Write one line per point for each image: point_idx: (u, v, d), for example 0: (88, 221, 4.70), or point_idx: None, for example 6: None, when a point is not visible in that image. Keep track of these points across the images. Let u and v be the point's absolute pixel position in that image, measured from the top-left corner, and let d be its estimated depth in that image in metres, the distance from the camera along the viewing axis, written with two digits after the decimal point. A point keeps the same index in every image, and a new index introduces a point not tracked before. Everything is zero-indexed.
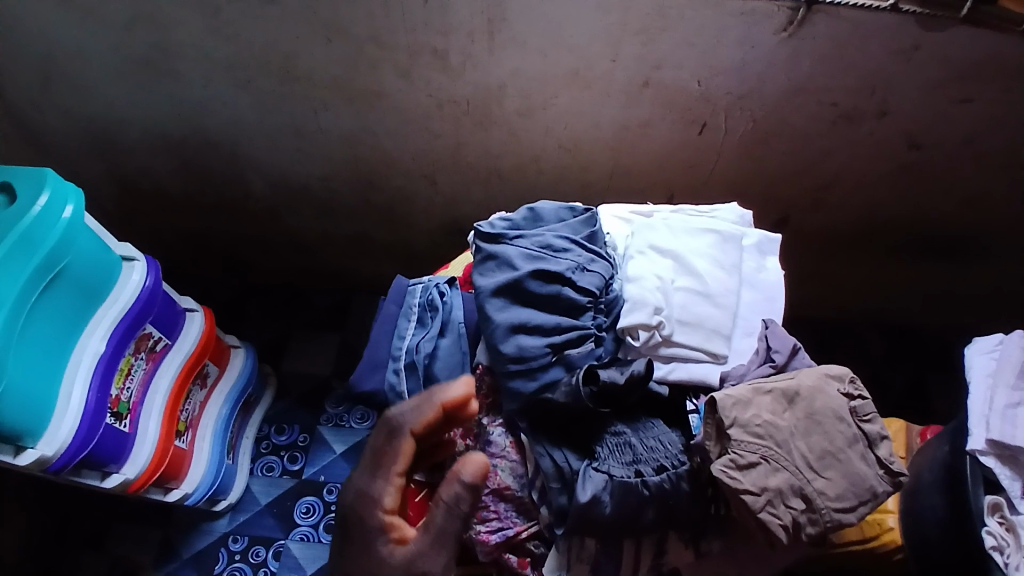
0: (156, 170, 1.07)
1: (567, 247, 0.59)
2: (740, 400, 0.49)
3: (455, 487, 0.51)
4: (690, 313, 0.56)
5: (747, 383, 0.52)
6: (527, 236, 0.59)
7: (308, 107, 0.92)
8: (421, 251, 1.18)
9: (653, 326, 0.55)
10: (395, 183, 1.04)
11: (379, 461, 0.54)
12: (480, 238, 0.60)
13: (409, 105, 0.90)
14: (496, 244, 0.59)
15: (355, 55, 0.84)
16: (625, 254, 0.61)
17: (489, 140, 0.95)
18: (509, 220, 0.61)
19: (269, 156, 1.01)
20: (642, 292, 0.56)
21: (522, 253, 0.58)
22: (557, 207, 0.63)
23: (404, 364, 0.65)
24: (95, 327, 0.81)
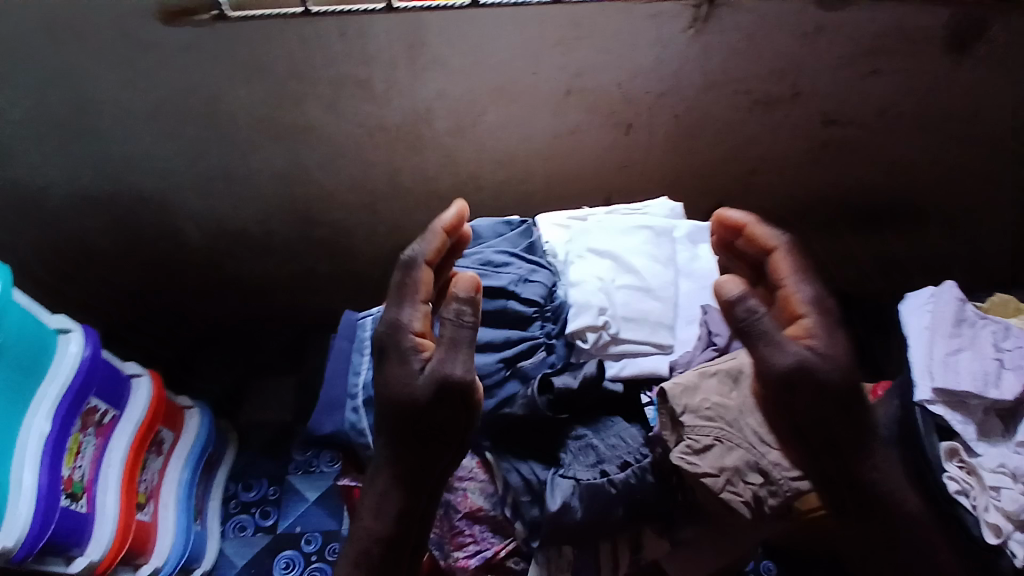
0: (85, 232, 1.03)
1: (507, 261, 0.59)
2: (686, 387, 0.51)
3: (456, 304, 0.50)
4: (633, 309, 0.57)
5: (694, 369, 0.54)
6: (466, 256, 0.60)
7: (236, 150, 0.91)
8: (372, 283, 1.17)
9: (599, 326, 0.56)
10: (337, 218, 1.03)
11: (399, 293, 0.54)
12: None
13: (339, 138, 0.90)
14: None
15: (279, 94, 0.84)
16: (564, 260, 0.62)
17: (424, 164, 0.95)
18: None
19: (203, 204, 0.99)
20: (584, 295, 0.57)
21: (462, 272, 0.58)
22: (493, 223, 0.63)
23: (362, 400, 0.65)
24: (37, 406, 0.77)
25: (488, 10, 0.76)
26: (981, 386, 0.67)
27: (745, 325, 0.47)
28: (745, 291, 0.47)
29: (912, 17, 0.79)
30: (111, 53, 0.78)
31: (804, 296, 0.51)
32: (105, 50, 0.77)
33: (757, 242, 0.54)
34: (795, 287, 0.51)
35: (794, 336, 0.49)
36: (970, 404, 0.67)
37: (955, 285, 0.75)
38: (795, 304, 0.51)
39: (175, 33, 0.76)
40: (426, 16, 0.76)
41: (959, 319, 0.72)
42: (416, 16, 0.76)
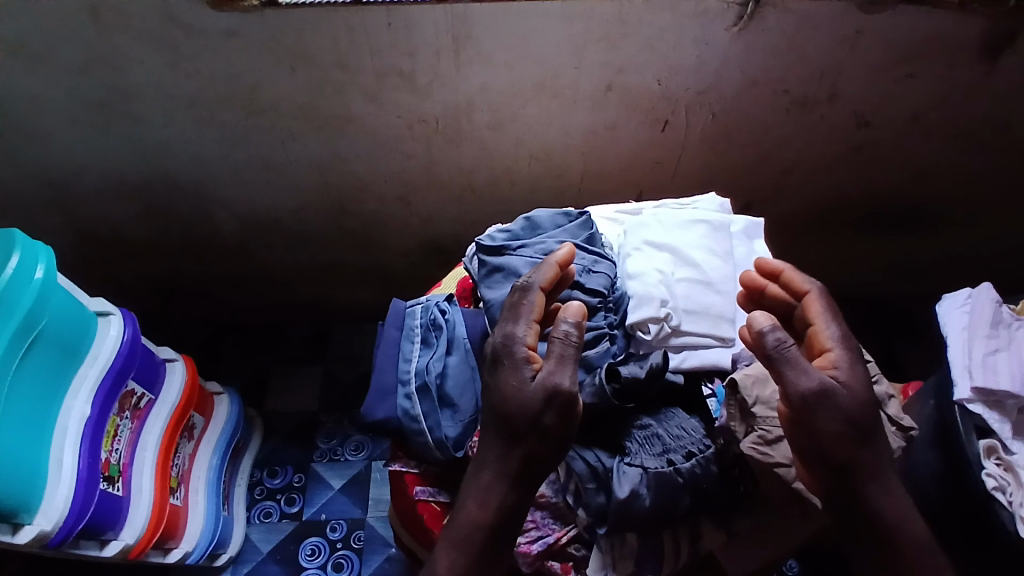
0: (117, 218, 1.03)
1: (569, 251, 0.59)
2: (757, 379, 0.53)
3: (565, 330, 0.52)
4: (695, 302, 0.58)
5: (759, 362, 0.56)
6: (529, 245, 0.60)
7: (274, 138, 0.91)
8: (399, 274, 1.18)
9: (662, 318, 0.56)
10: (370, 209, 1.03)
11: (514, 310, 0.54)
12: (482, 252, 0.60)
13: (378, 128, 0.90)
14: (500, 256, 0.59)
15: (321, 82, 0.83)
16: (622, 253, 0.63)
17: (461, 156, 0.96)
18: (509, 231, 0.61)
19: (237, 193, 0.99)
20: (645, 287, 0.58)
21: (526, 262, 0.58)
22: (552, 214, 0.63)
23: (416, 386, 0.65)
24: (77, 389, 0.77)
25: (535, 6, 0.76)
26: (1019, 387, 0.68)
27: (776, 355, 0.48)
28: (774, 324, 0.49)
29: (954, 24, 0.80)
30: (157, 37, 0.77)
31: (835, 335, 0.52)
32: (151, 34, 0.77)
33: (791, 286, 0.55)
34: (825, 327, 0.53)
35: (822, 368, 0.50)
36: (1006, 404, 0.69)
37: (992, 286, 0.76)
38: (824, 343, 0.52)
39: (222, 19, 0.75)
40: (475, 10, 0.76)
41: (997, 320, 0.73)
42: (465, 8, 0.76)
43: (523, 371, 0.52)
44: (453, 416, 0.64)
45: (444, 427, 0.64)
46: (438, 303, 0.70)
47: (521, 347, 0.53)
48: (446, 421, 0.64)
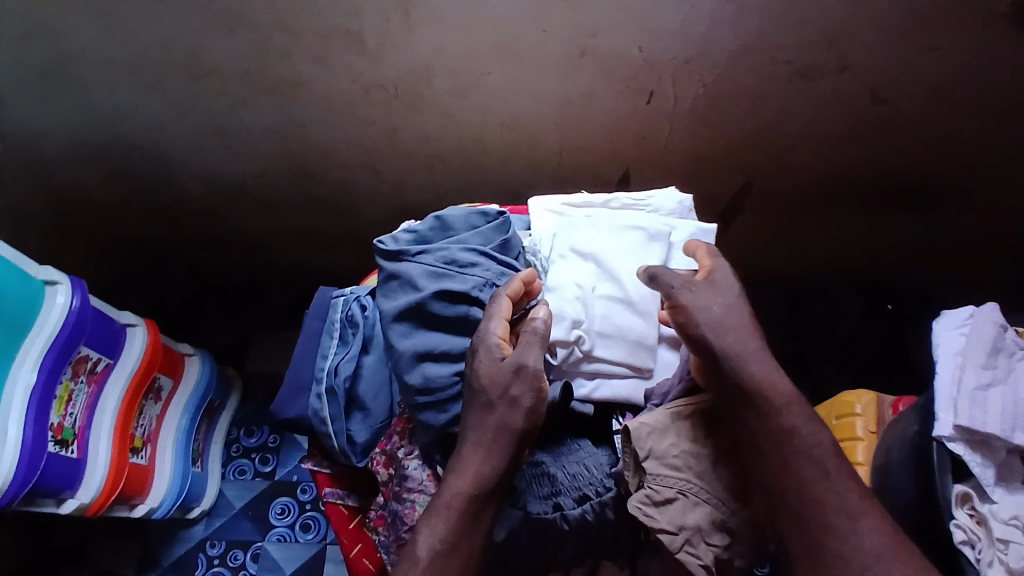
0: (87, 179, 1.03)
1: (473, 262, 0.59)
2: (654, 430, 0.52)
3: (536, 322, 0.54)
4: (612, 323, 0.58)
5: (665, 408, 0.55)
6: (431, 252, 0.60)
7: (226, 101, 0.87)
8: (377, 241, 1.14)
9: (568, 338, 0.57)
10: (336, 176, 1.00)
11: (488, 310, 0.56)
12: (383, 257, 0.61)
13: (333, 93, 0.86)
14: (399, 262, 0.60)
15: (265, 43, 0.79)
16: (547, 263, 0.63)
17: (425, 125, 0.90)
18: (415, 234, 0.62)
19: (198, 157, 0.97)
20: (560, 304, 0.59)
21: (425, 271, 0.59)
22: (466, 213, 0.63)
23: (326, 388, 0.62)
24: (23, 358, 0.78)
25: None
26: (1009, 429, 0.60)
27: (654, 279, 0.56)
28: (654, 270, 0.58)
29: None
30: None
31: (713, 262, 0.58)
32: None
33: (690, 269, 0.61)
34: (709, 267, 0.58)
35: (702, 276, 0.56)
36: (993, 444, 0.61)
37: (998, 306, 0.66)
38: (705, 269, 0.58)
39: None
40: None
41: (997, 347, 0.64)
42: None
43: (494, 352, 0.54)
44: (364, 420, 0.62)
45: (354, 431, 0.62)
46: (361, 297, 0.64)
47: (492, 338, 0.54)
48: (356, 425, 0.62)
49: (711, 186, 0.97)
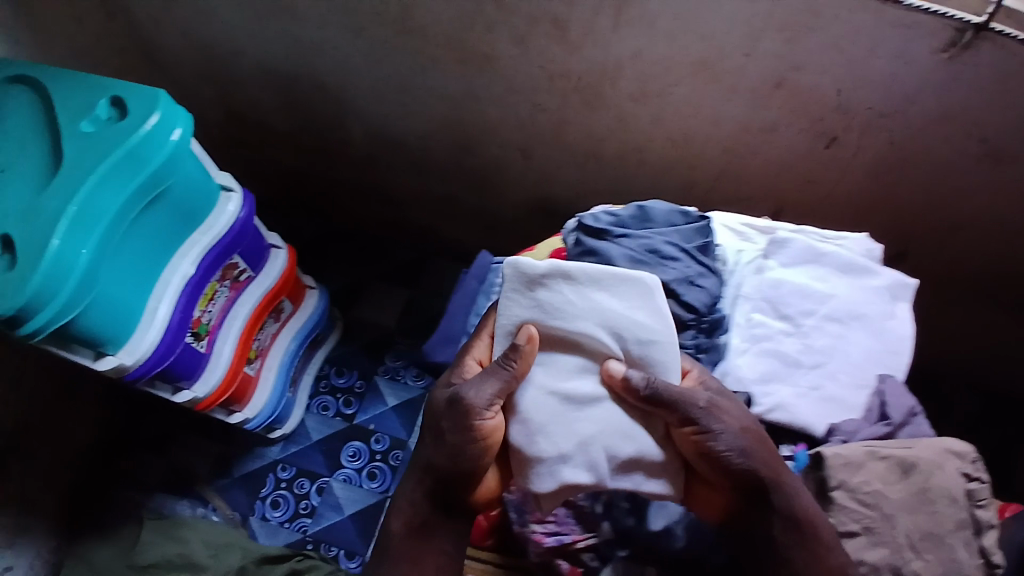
0: (266, 103, 1.12)
1: (672, 257, 0.67)
2: (848, 464, 0.59)
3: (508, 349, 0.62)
4: (628, 444, 0.61)
5: (858, 445, 0.61)
6: (633, 238, 0.68)
7: (418, 61, 0.94)
8: (506, 220, 1.21)
9: (589, 460, 0.61)
10: (490, 152, 1.06)
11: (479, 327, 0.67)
12: (587, 233, 0.70)
13: (518, 74, 0.90)
14: (601, 240, 0.69)
15: (474, 13, 0.83)
16: (551, 319, 0.62)
17: (593, 123, 0.93)
18: (618, 217, 0.70)
19: (373, 106, 1.06)
20: (571, 428, 0.61)
21: (626, 255, 0.67)
22: (668, 211, 0.71)
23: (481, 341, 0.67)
24: (186, 250, 0.83)
25: None
26: None
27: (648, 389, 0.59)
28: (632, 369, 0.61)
29: None
30: None
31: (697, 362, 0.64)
32: None
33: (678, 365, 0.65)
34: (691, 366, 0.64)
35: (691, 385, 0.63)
36: None
37: None
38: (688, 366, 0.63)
39: None
40: None
41: None
42: None
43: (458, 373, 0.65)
44: None
45: None
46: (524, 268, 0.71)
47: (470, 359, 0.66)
48: None
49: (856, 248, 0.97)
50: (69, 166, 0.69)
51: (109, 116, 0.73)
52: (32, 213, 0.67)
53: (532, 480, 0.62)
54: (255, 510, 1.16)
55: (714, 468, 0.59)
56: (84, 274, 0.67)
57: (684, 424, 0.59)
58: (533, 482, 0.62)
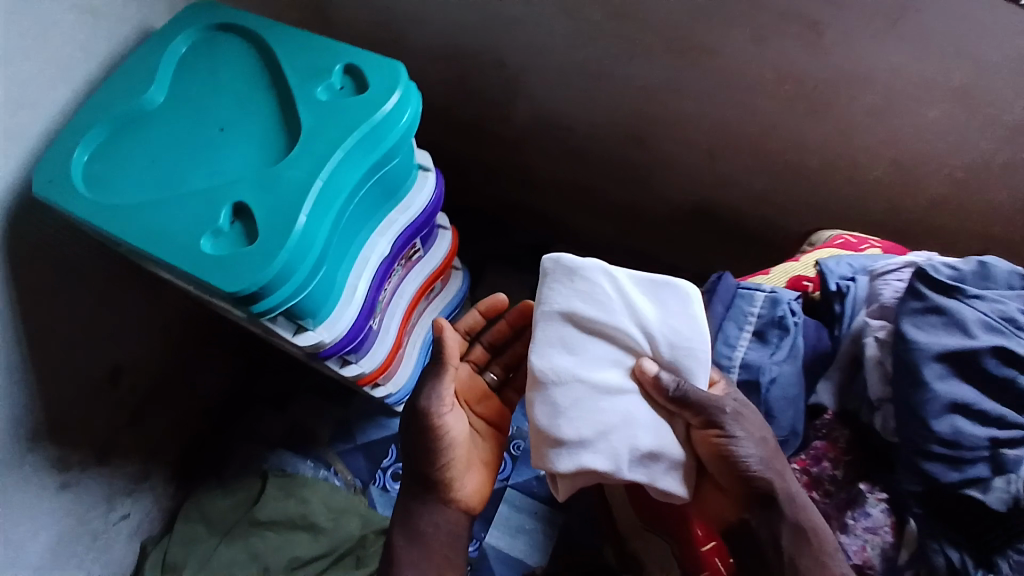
0: (427, 74, 1.07)
1: None
2: None
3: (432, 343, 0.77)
4: (646, 437, 0.63)
5: None
6: (987, 301, 0.60)
7: (624, 51, 0.89)
8: (650, 220, 1.18)
9: (609, 447, 0.62)
10: (668, 149, 1.02)
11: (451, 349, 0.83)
12: (927, 285, 0.61)
13: (740, 73, 0.85)
14: (946, 297, 0.60)
15: (715, 8, 0.78)
16: (583, 312, 0.64)
17: (804, 131, 0.90)
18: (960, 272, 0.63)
19: (550, 91, 1.01)
20: (593, 421, 0.62)
21: (980, 320, 0.59)
22: (1009, 272, 0.63)
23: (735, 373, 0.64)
24: (384, 229, 0.81)
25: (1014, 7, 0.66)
26: None
27: (678, 389, 0.62)
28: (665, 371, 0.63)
29: None
30: None
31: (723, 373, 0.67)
32: None
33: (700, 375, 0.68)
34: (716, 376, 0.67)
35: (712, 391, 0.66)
36: None
37: None
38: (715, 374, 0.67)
39: None
40: None
41: None
42: None
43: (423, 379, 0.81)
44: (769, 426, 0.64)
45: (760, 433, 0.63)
46: (774, 294, 0.66)
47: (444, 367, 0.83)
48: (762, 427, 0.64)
49: None
50: (313, 138, 0.65)
51: (344, 87, 0.70)
52: (274, 183, 0.63)
53: (552, 460, 0.62)
54: (376, 479, 1.19)
55: (728, 471, 0.63)
56: (319, 253, 0.64)
57: (707, 426, 0.63)
58: (552, 461, 0.62)
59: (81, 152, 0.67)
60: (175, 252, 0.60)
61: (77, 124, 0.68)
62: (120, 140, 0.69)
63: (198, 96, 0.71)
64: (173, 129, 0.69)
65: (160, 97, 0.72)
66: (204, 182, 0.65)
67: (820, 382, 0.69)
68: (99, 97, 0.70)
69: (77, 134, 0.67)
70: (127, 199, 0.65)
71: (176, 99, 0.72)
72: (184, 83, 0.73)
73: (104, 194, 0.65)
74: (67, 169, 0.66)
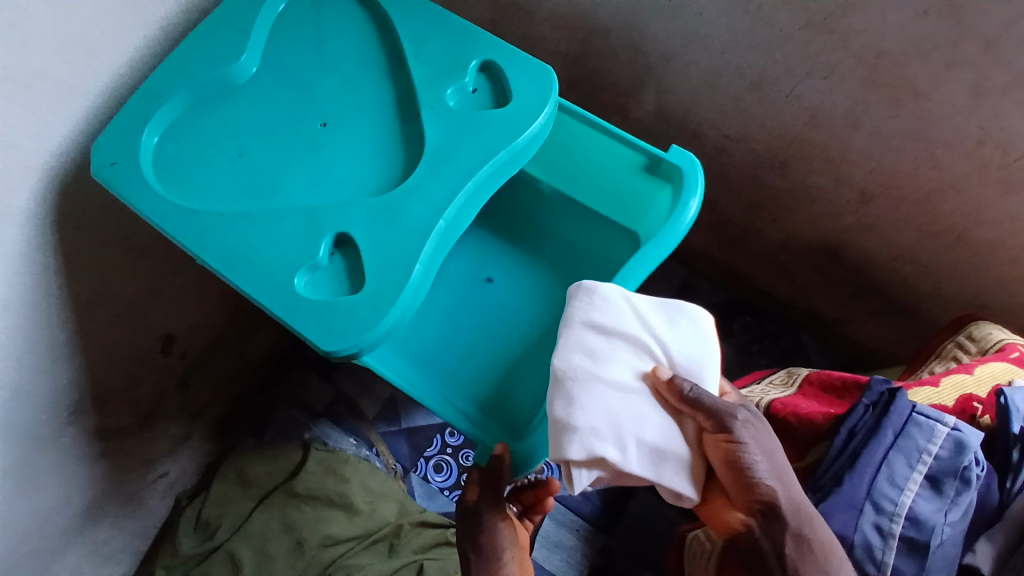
0: (547, 47, 0.93)
1: None
2: None
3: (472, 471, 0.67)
4: (655, 431, 0.56)
5: None
6: None
7: (802, 65, 0.75)
8: (757, 247, 1.06)
9: (621, 439, 0.55)
10: (813, 182, 0.89)
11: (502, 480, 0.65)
12: None
13: (934, 122, 0.72)
14: None
15: (938, 43, 0.65)
16: (594, 314, 0.59)
17: (989, 204, 0.76)
18: None
19: (690, 91, 0.87)
20: (599, 412, 0.55)
21: None
22: None
23: (902, 522, 0.58)
24: None
25: None
26: None
27: (692, 393, 0.56)
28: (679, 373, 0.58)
29: None
30: None
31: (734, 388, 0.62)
32: None
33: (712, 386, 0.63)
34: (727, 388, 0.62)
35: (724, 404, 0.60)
36: None
37: None
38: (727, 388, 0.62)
39: None
40: None
41: None
42: None
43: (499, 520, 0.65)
44: None
45: None
46: (961, 435, 0.59)
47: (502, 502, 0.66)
48: None
49: None
50: (438, 156, 0.53)
51: (478, 89, 0.58)
52: (388, 214, 0.52)
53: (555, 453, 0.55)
54: (417, 467, 1.14)
55: (737, 477, 0.57)
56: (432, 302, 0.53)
57: (719, 430, 0.56)
58: (561, 451, 0.54)
59: (150, 134, 0.55)
60: (261, 289, 0.50)
61: (148, 94, 0.55)
62: (202, 121, 0.57)
63: (298, 74, 0.58)
64: (266, 117, 0.57)
65: (252, 69, 0.58)
66: (301, 196, 0.54)
67: (976, 541, 0.60)
68: (177, 60, 0.56)
69: (149, 109, 0.55)
70: (205, 204, 0.54)
71: (272, 74, 0.59)
72: (280, 51, 0.59)
73: (182, 192, 0.54)
74: (134, 152, 0.54)
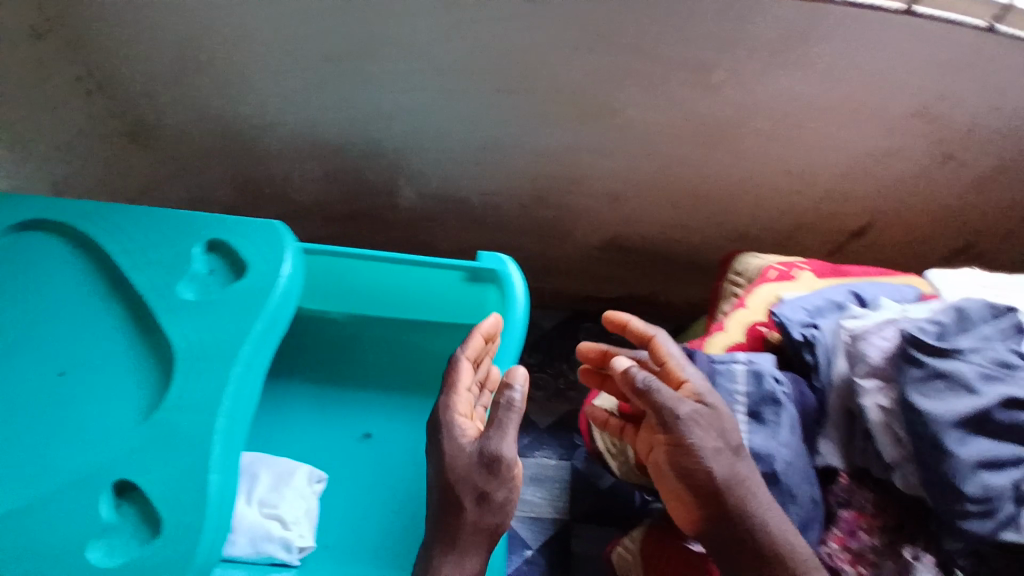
0: (292, 177, 0.94)
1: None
2: None
3: None
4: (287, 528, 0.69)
5: None
6: (978, 351, 0.58)
7: (514, 120, 0.83)
8: (561, 267, 1.12)
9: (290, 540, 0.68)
10: (576, 201, 0.97)
11: None
12: (919, 348, 0.58)
13: (638, 122, 0.82)
14: (944, 359, 0.57)
15: (607, 66, 0.74)
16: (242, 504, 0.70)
17: (708, 162, 0.89)
18: (942, 326, 0.59)
19: (438, 169, 0.91)
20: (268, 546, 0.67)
21: (978, 373, 0.57)
22: (983, 305, 0.62)
23: None
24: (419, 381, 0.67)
25: (882, 27, 0.69)
26: None
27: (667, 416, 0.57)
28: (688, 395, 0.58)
29: None
30: None
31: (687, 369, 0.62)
32: None
33: (655, 350, 0.65)
34: (680, 363, 0.63)
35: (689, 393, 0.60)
36: None
37: None
38: (680, 376, 0.62)
39: None
40: (825, 16, 0.68)
41: None
42: (821, 11, 0.68)
43: None
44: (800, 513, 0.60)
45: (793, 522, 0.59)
46: (755, 366, 0.64)
47: None
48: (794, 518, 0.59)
49: (936, 245, 1.04)
50: (193, 356, 0.56)
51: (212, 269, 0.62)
52: (160, 430, 0.53)
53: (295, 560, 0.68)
54: None
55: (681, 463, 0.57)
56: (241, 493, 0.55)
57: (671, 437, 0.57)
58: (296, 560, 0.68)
59: None
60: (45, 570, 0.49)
61: None
62: None
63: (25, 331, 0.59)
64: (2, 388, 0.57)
65: None
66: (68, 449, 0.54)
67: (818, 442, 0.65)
68: None
69: None
70: None
71: None
72: None
73: None
74: None
